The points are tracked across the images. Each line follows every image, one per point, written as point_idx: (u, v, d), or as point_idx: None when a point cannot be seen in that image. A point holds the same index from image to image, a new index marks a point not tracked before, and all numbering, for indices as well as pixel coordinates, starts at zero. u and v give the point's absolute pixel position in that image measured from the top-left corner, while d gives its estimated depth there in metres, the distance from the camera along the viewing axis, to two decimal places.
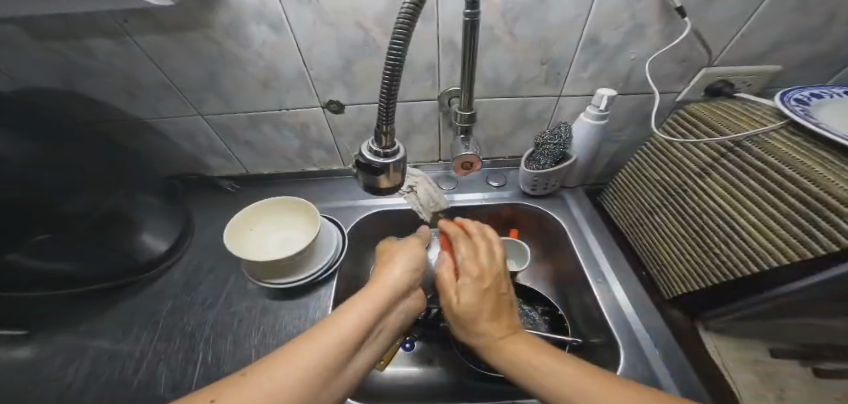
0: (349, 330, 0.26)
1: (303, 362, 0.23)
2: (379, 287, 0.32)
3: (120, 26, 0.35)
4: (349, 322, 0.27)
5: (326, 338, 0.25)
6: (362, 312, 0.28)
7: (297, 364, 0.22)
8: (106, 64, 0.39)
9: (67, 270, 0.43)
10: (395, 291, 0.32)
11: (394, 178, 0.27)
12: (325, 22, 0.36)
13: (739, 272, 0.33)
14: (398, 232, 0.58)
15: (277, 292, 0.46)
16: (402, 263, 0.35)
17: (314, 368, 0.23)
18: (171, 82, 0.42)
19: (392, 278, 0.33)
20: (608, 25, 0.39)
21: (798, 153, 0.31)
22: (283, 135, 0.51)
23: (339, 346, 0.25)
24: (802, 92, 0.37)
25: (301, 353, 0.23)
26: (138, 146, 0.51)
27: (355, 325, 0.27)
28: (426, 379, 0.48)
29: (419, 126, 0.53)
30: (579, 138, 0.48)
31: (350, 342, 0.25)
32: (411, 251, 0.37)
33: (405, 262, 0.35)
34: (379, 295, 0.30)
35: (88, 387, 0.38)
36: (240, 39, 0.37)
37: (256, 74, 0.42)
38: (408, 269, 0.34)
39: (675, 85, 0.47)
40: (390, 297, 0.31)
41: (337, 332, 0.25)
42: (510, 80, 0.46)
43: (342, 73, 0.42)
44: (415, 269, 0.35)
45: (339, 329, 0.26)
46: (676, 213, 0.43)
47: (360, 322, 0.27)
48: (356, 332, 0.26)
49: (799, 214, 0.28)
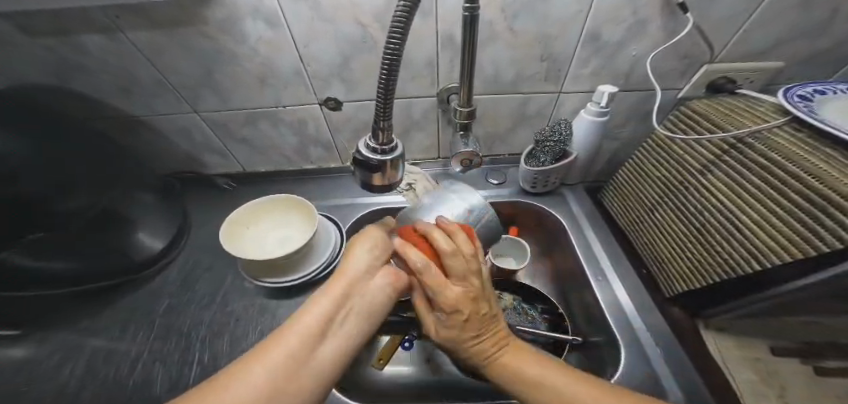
0: (304, 331, 0.24)
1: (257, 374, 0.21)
2: (333, 281, 0.28)
3: (112, 22, 0.34)
4: (304, 324, 0.25)
5: (279, 347, 0.23)
6: (321, 303, 0.26)
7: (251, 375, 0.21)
8: (98, 61, 0.39)
9: (63, 270, 0.42)
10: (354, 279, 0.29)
11: (391, 176, 0.27)
12: (322, 18, 0.36)
13: (742, 270, 0.33)
14: None
15: (275, 291, 0.46)
16: (363, 246, 0.31)
17: (270, 370, 0.22)
18: (166, 79, 0.41)
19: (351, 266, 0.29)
20: (609, 21, 0.39)
21: (803, 150, 0.30)
22: (280, 132, 0.51)
23: (296, 341, 0.23)
24: (805, 88, 0.37)
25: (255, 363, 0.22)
26: (134, 143, 0.50)
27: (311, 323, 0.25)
28: (425, 377, 0.48)
29: (418, 123, 0.52)
30: (579, 136, 0.47)
31: (303, 343, 0.24)
32: (368, 239, 0.31)
33: (366, 242, 0.31)
34: (335, 287, 0.28)
35: (84, 387, 0.37)
36: (235, 34, 0.37)
37: (252, 71, 0.41)
38: (369, 250, 0.31)
39: (677, 82, 0.47)
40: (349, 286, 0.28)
41: (291, 337, 0.24)
42: (510, 77, 0.46)
43: (339, 69, 0.42)
44: (380, 247, 0.31)
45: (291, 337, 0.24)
46: (678, 210, 0.42)
47: (300, 335, 0.24)
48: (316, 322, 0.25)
49: (802, 212, 0.28)
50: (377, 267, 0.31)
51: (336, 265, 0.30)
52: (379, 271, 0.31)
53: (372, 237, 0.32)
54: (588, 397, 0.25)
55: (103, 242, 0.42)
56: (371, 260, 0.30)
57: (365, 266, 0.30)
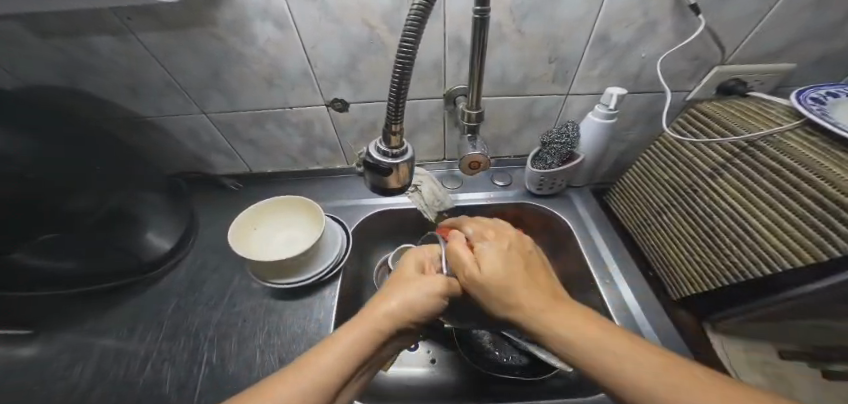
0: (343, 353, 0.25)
1: (301, 382, 0.23)
2: (381, 314, 0.28)
3: (122, 24, 0.35)
4: (340, 350, 0.25)
5: (325, 355, 0.25)
6: (362, 335, 0.27)
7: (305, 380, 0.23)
8: (108, 62, 0.39)
9: (72, 271, 0.43)
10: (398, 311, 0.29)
11: (400, 179, 0.26)
12: (330, 20, 0.36)
13: (751, 274, 0.33)
14: (402, 231, 0.58)
15: (281, 293, 0.46)
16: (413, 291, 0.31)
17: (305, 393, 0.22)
18: (175, 80, 0.41)
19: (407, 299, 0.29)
20: (620, 22, 0.39)
21: (815, 153, 0.30)
22: (287, 133, 0.51)
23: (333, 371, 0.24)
24: (818, 91, 0.36)
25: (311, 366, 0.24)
26: (141, 144, 0.50)
27: (353, 344, 0.26)
28: (431, 379, 0.48)
29: (425, 125, 0.52)
30: (586, 138, 0.47)
31: (344, 360, 0.25)
32: (425, 283, 0.31)
33: (422, 289, 0.31)
34: (380, 326, 0.28)
35: (95, 386, 0.38)
36: (244, 36, 0.37)
37: (260, 72, 0.41)
38: (419, 298, 0.30)
39: (686, 84, 0.46)
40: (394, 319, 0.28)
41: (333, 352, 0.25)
42: (518, 79, 0.46)
43: (347, 71, 0.42)
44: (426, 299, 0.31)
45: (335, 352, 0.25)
46: (686, 213, 0.42)
47: (341, 366, 0.24)
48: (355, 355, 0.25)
49: (814, 216, 0.27)
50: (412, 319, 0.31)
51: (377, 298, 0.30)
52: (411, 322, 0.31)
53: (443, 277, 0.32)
54: (621, 351, 0.21)
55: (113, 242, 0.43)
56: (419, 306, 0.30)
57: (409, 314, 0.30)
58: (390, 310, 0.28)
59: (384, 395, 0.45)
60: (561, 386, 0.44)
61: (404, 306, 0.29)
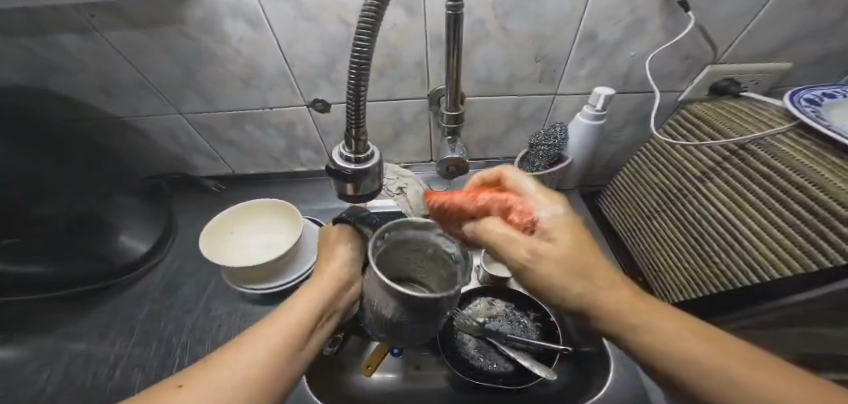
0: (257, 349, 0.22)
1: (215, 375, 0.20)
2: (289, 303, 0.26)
3: (87, 21, 0.34)
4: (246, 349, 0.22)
5: (228, 360, 0.21)
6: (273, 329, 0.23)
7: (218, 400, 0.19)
8: (78, 61, 0.38)
9: (42, 274, 0.42)
10: (331, 287, 0.27)
11: (363, 188, 0.25)
12: (304, 17, 0.35)
13: (739, 283, 0.31)
14: None
15: (258, 298, 0.45)
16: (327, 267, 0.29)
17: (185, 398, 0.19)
18: (147, 79, 0.40)
19: (303, 298, 0.26)
20: (607, 19, 0.37)
21: (807, 158, 0.28)
22: (267, 134, 0.49)
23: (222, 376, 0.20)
24: (813, 92, 0.35)
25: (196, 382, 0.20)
26: (119, 145, 0.49)
27: (265, 345, 0.22)
28: (413, 386, 0.47)
29: (409, 126, 0.51)
30: (574, 139, 0.46)
31: (265, 365, 0.22)
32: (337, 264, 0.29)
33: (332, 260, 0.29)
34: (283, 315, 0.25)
35: (61, 393, 0.37)
36: (216, 34, 0.36)
37: (235, 72, 0.40)
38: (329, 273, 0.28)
39: (677, 84, 0.45)
40: (323, 305, 0.26)
41: (238, 354, 0.21)
42: (503, 79, 0.44)
43: (325, 70, 0.40)
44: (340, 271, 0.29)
45: (233, 359, 0.21)
46: (675, 218, 0.41)
47: (231, 370, 0.20)
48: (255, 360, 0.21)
49: (804, 224, 0.26)
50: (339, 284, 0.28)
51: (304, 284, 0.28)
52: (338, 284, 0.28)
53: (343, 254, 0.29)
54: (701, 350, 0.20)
55: None
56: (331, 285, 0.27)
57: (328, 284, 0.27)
58: (301, 306, 0.26)
59: None
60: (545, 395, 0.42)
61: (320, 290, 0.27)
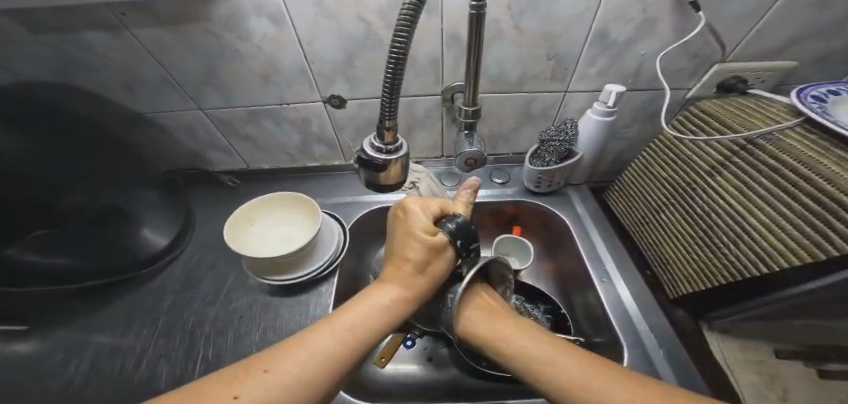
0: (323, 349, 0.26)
1: (293, 366, 0.24)
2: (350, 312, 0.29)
3: (116, 19, 0.34)
4: (318, 347, 0.26)
5: (296, 355, 0.25)
6: (335, 335, 0.27)
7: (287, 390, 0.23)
8: (103, 58, 0.38)
9: (65, 268, 0.43)
10: (394, 307, 0.31)
11: (390, 177, 0.26)
12: (326, 15, 0.35)
13: (748, 273, 0.33)
14: None
15: (277, 290, 0.46)
16: (385, 291, 0.32)
17: (274, 386, 0.23)
18: (170, 76, 0.41)
19: (369, 309, 0.30)
20: (620, 19, 0.38)
21: (814, 152, 0.29)
22: (283, 130, 0.50)
23: (301, 367, 0.24)
24: (819, 89, 0.36)
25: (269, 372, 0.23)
26: (137, 141, 0.50)
27: (330, 348, 0.26)
28: (427, 376, 0.48)
29: (422, 121, 0.52)
30: (585, 135, 0.47)
31: (322, 372, 0.25)
32: (395, 287, 0.33)
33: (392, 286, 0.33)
34: (344, 321, 0.28)
35: (90, 382, 0.38)
36: (239, 32, 0.37)
37: (256, 69, 0.41)
38: (391, 295, 0.32)
39: (686, 82, 0.46)
40: (384, 320, 0.30)
41: (308, 349, 0.25)
42: (515, 76, 0.45)
43: (343, 67, 0.41)
44: (397, 297, 0.32)
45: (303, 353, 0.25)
46: (684, 212, 0.42)
47: (308, 363, 0.24)
48: (328, 357, 0.25)
49: (811, 214, 0.27)
50: (395, 301, 0.32)
51: (357, 297, 0.32)
52: (394, 299, 0.32)
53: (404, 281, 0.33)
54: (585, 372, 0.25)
55: (106, 239, 0.42)
56: (390, 303, 0.31)
57: (384, 304, 0.31)
58: (368, 314, 0.30)
59: (380, 391, 0.46)
60: None
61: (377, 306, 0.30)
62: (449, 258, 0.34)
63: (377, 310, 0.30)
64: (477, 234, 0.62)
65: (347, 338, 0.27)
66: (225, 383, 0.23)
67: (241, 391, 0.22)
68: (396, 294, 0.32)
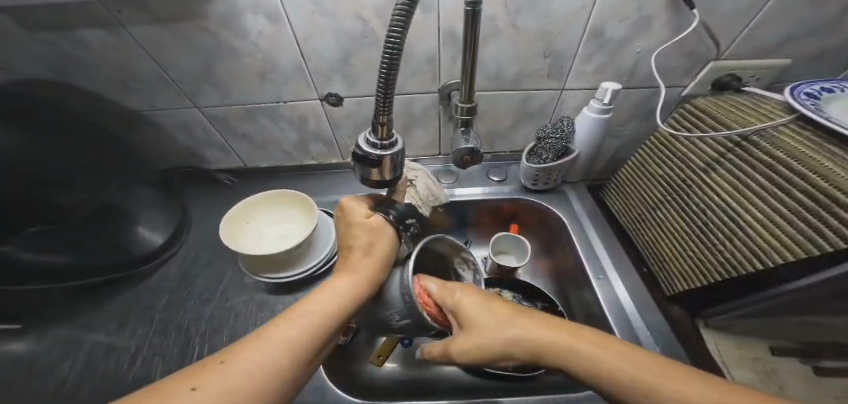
0: (279, 346, 0.24)
1: (257, 358, 0.23)
2: (313, 302, 0.29)
3: (111, 17, 0.34)
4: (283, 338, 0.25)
5: (252, 355, 0.23)
6: (300, 325, 0.26)
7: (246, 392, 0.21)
8: (98, 55, 0.38)
9: (60, 267, 0.42)
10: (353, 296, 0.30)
11: (386, 172, 0.26)
12: (323, 12, 0.35)
13: (742, 269, 0.33)
14: None
15: (274, 288, 0.46)
16: (344, 280, 0.31)
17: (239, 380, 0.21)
18: (165, 73, 0.41)
19: (330, 298, 0.29)
20: (615, 17, 0.38)
21: (808, 148, 0.30)
22: (280, 128, 0.50)
23: (267, 356, 0.23)
24: (812, 86, 0.36)
25: (218, 370, 0.21)
26: (133, 138, 0.50)
27: (294, 338, 0.25)
28: (424, 374, 0.48)
29: (419, 119, 0.52)
30: (581, 133, 0.47)
31: (290, 361, 0.24)
32: (355, 275, 0.32)
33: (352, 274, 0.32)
34: (309, 310, 0.28)
35: (85, 381, 0.38)
36: (236, 30, 0.36)
37: (252, 66, 0.41)
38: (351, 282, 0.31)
39: (681, 80, 0.46)
40: (347, 307, 0.30)
41: (266, 346, 0.24)
42: (512, 74, 0.46)
43: (340, 64, 0.41)
44: (358, 284, 0.31)
45: (257, 353, 0.23)
46: (680, 209, 0.42)
47: (273, 353, 0.24)
48: (294, 346, 0.25)
49: (805, 211, 0.27)
50: (356, 289, 0.31)
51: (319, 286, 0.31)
52: (356, 286, 0.31)
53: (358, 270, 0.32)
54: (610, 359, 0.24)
55: (101, 237, 0.42)
56: (350, 291, 0.30)
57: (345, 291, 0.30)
58: (325, 305, 0.28)
59: (377, 389, 0.46)
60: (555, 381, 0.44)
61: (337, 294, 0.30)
62: (390, 237, 0.35)
63: (339, 298, 0.29)
64: (475, 232, 0.62)
65: (312, 326, 0.27)
66: (176, 384, 0.21)
67: (200, 382, 0.21)
68: (355, 282, 0.31)
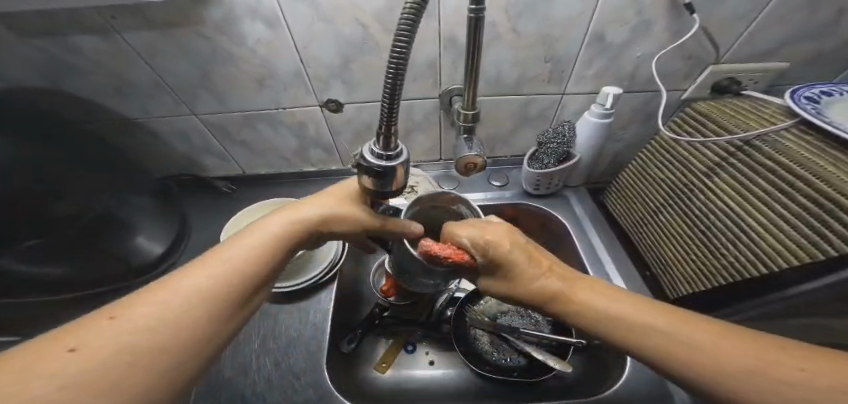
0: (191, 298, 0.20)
1: (157, 308, 0.19)
2: (236, 247, 0.25)
3: (106, 23, 0.34)
4: (183, 291, 0.20)
5: (143, 314, 0.19)
6: (213, 273, 0.22)
7: (163, 353, 0.18)
8: (93, 61, 0.38)
9: (56, 278, 0.41)
10: (279, 239, 0.27)
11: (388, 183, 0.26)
12: (322, 19, 0.35)
13: (747, 273, 0.33)
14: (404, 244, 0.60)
15: (277, 296, 0.46)
16: (271, 226, 0.27)
17: (138, 344, 0.17)
18: (162, 80, 0.40)
19: (248, 241, 0.25)
20: (615, 22, 0.38)
21: (811, 153, 0.30)
22: (279, 134, 0.50)
23: (179, 305, 0.20)
24: (811, 90, 0.36)
25: (109, 328, 0.18)
26: (129, 146, 0.49)
27: (203, 285, 0.21)
28: (429, 381, 0.48)
29: (419, 125, 0.52)
30: (582, 138, 0.47)
31: (194, 312, 0.20)
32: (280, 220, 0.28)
33: (283, 219, 0.28)
34: (228, 257, 0.24)
35: None
36: (234, 36, 0.36)
37: (251, 73, 0.40)
38: (285, 225, 0.28)
39: (681, 83, 0.46)
40: (271, 252, 0.26)
41: (168, 302, 0.20)
42: (513, 78, 0.45)
43: (340, 70, 0.41)
44: (292, 234, 0.28)
45: (148, 307, 0.19)
46: (682, 213, 0.42)
47: (182, 302, 0.20)
48: (200, 300, 0.21)
49: (809, 215, 0.27)
50: (286, 239, 0.27)
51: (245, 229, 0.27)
52: (288, 234, 0.28)
53: (287, 217, 0.28)
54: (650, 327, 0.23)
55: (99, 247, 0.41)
56: (278, 237, 0.27)
57: (277, 233, 0.27)
58: (238, 256, 0.24)
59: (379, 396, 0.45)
60: (558, 387, 0.44)
61: (263, 241, 0.26)
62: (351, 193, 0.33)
63: (266, 247, 0.26)
64: None
65: (229, 275, 0.23)
66: (55, 343, 0.17)
67: (81, 343, 0.17)
68: (294, 228, 0.28)
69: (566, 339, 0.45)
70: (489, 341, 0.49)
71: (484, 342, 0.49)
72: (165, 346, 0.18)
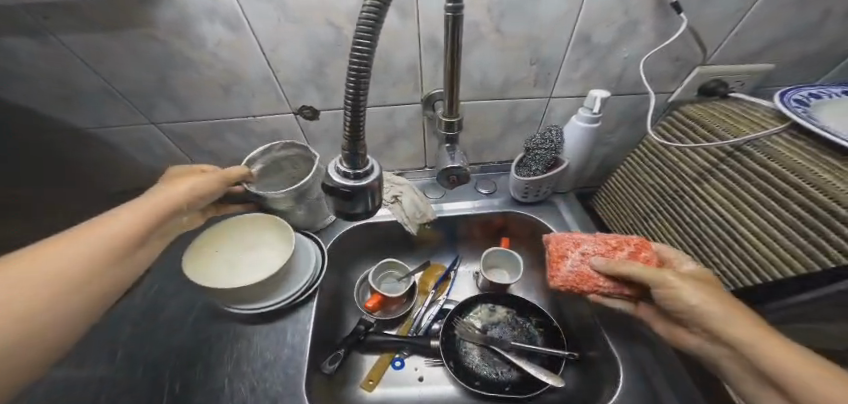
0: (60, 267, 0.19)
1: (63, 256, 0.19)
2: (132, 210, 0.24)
3: (39, 24, 0.30)
4: (96, 238, 0.21)
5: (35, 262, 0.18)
6: (109, 232, 0.22)
7: (44, 311, 0.17)
8: (30, 67, 0.33)
9: None
10: (167, 207, 0.27)
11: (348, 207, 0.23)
12: (288, 19, 0.32)
13: (740, 283, 0.31)
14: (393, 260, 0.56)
15: (251, 319, 0.42)
16: (188, 185, 0.30)
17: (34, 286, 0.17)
18: (114, 88, 0.37)
19: (148, 205, 0.25)
20: (602, 22, 0.37)
21: (803, 158, 0.28)
22: (251, 144, 0.46)
23: (81, 259, 0.20)
24: (800, 93, 0.35)
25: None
26: (83, 159, 0.45)
27: (117, 235, 0.22)
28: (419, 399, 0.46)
29: (402, 132, 0.49)
30: (570, 143, 0.45)
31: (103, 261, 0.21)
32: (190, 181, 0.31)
33: (192, 182, 0.30)
34: (142, 208, 0.25)
35: None
36: (190, 38, 0.32)
37: (213, 78, 0.37)
38: (195, 187, 0.30)
39: (668, 86, 0.45)
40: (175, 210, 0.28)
41: (48, 273, 0.18)
42: (498, 82, 0.43)
43: (313, 75, 0.38)
44: (198, 195, 0.30)
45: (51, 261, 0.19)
46: (673, 219, 0.41)
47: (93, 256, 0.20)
48: (112, 250, 0.22)
49: (803, 224, 0.26)
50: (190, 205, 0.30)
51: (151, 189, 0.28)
52: (194, 201, 0.30)
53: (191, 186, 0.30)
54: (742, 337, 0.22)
55: None
56: (182, 196, 0.29)
57: (186, 196, 0.29)
58: (114, 226, 0.23)
59: None
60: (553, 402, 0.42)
61: (177, 197, 0.28)
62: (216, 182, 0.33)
63: (175, 203, 0.28)
64: (465, 246, 0.59)
65: (139, 229, 0.24)
66: None
67: None
68: (200, 191, 0.31)
69: (559, 352, 0.43)
70: (480, 355, 0.47)
71: (476, 357, 0.47)
72: (65, 290, 0.19)
